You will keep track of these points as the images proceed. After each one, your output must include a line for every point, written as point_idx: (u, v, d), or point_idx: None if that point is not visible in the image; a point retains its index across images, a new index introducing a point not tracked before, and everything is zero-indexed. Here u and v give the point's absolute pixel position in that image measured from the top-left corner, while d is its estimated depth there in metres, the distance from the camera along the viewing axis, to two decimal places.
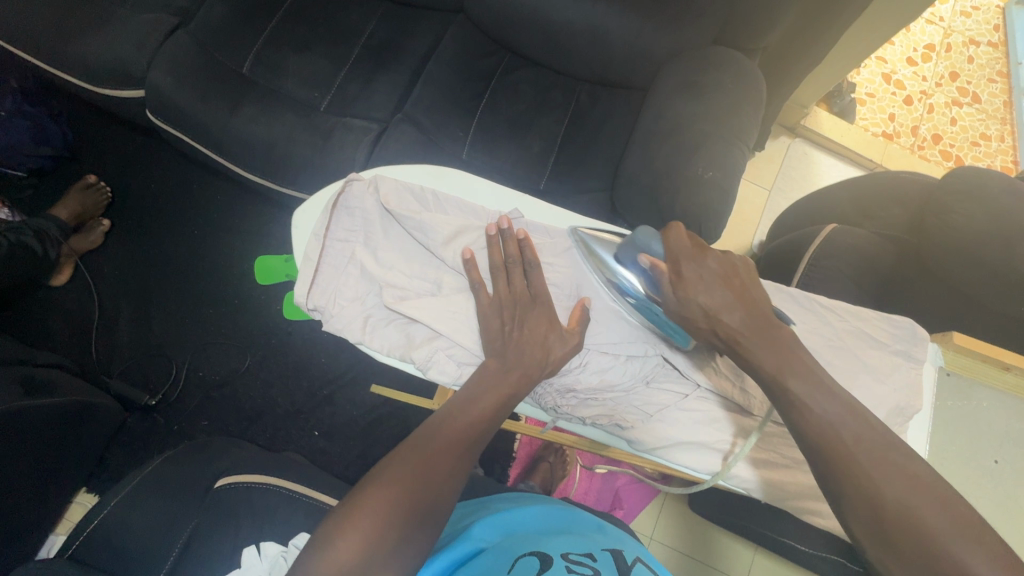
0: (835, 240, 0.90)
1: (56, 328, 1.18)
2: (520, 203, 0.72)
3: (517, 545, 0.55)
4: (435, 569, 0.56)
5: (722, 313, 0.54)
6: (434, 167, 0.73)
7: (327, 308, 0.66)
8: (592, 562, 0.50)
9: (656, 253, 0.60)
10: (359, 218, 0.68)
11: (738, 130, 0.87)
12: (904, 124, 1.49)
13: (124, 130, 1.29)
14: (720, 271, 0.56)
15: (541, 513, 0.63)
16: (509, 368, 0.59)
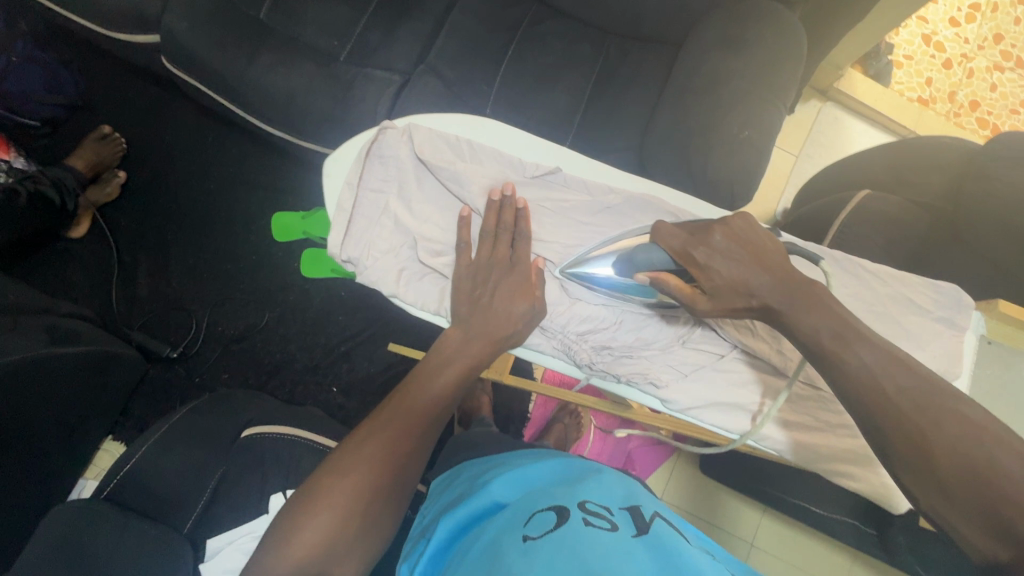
0: (869, 207, 0.87)
1: (76, 280, 1.18)
2: (558, 157, 0.69)
3: (533, 497, 0.55)
4: (455, 523, 0.56)
5: (753, 286, 0.52)
6: (470, 116, 0.70)
7: (361, 259, 0.66)
8: (609, 516, 0.51)
9: (660, 261, 0.57)
10: (393, 168, 0.67)
11: (777, 90, 0.83)
12: (941, 89, 1.43)
13: (136, 79, 1.26)
14: (736, 244, 0.53)
15: (558, 462, 0.63)
16: (472, 338, 0.61)
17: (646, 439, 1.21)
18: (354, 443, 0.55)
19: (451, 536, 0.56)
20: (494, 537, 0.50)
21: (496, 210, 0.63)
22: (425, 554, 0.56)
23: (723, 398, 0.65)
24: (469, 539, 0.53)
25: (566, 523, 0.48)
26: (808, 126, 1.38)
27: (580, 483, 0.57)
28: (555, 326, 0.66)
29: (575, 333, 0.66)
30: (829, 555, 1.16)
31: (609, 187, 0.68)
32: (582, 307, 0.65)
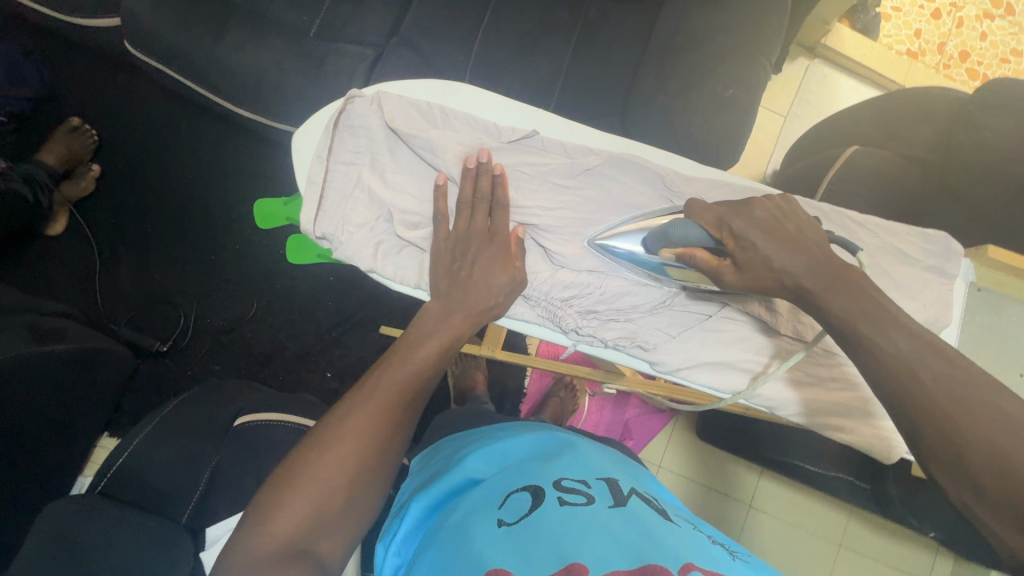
0: (858, 162, 0.86)
1: (58, 277, 1.16)
2: (534, 120, 0.68)
3: (509, 475, 0.57)
4: (430, 500, 0.58)
5: (788, 266, 0.50)
6: (441, 82, 0.68)
7: (335, 235, 0.64)
8: (586, 489, 0.53)
9: (696, 235, 0.55)
10: (363, 138, 0.65)
11: (762, 45, 0.81)
12: (930, 40, 1.40)
13: (102, 66, 1.21)
14: (772, 220, 0.53)
15: (534, 437, 0.64)
16: (451, 310, 0.61)
17: (645, 408, 1.21)
18: (329, 423, 0.54)
19: (428, 511, 0.58)
20: (469, 514, 0.52)
21: (473, 178, 0.61)
22: (399, 529, 0.58)
23: (710, 357, 0.65)
24: (444, 515, 0.55)
25: (542, 506, 0.50)
26: (796, 84, 1.36)
27: (557, 458, 0.58)
28: (539, 293, 0.65)
29: (560, 299, 0.65)
30: (826, 511, 1.18)
31: (588, 149, 0.66)
32: (563, 275, 0.65)
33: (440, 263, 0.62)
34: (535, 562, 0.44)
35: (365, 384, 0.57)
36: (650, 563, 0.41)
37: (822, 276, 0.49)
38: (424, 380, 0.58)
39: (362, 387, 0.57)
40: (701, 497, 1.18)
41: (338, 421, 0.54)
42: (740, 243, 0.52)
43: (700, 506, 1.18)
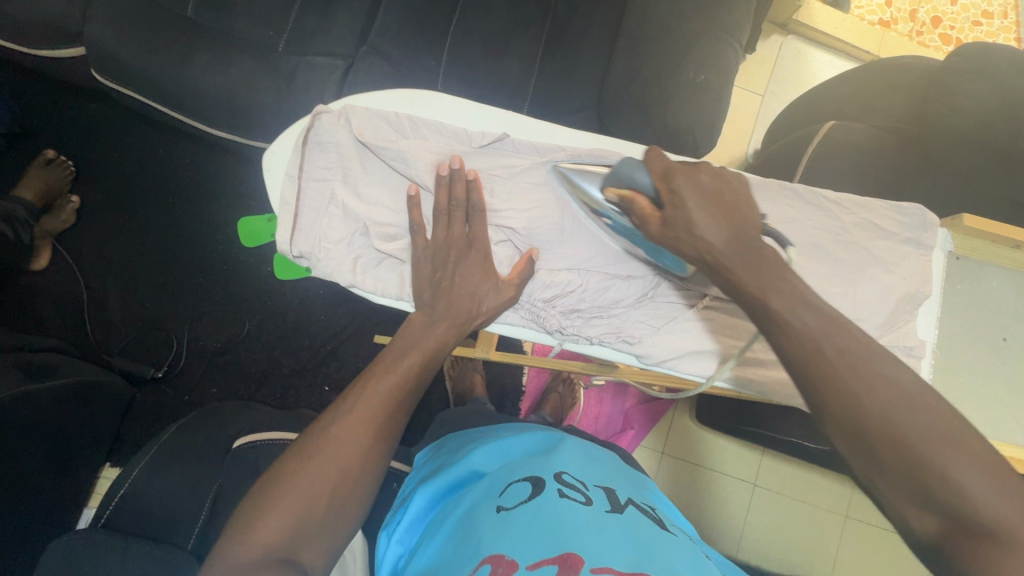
0: (835, 137, 0.86)
1: (46, 312, 1.15)
2: (503, 122, 0.68)
3: (510, 468, 0.58)
4: (432, 491, 0.60)
5: (709, 233, 0.50)
6: (408, 91, 0.68)
7: (314, 252, 0.64)
8: (584, 490, 0.54)
9: (640, 183, 0.55)
10: (333, 153, 0.64)
11: (731, 27, 0.81)
12: (902, 8, 1.40)
13: (74, 97, 1.20)
14: (716, 193, 0.52)
15: (536, 434, 0.66)
16: (436, 321, 0.61)
17: (642, 396, 1.23)
18: (316, 437, 0.54)
19: (429, 502, 0.59)
20: (471, 504, 0.53)
21: (447, 185, 0.60)
22: (401, 518, 0.60)
23: (697, 344, 0.65)
24: (446, 505, 0.57)
25: (541, 497, 0.51)
26: (772, 62, 1.36)
27: (557, 454, 0.59)
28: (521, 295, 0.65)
29: (541, 301, 0.65)
30: (830, 484, 1.19)
31: (559, 147, 0.66)
32: (544, 274, 0.65)
33: (421, 271, 0.61)
34: (529, 549, 0.45)
35: (350, 397, 0.57)
36: (647, 573, 0.42)
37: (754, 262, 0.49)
38: (412, 390, 0.58)
39: (349, 398, 0.56)
40: (704, 480, 1.19)
41: (328, 436, 0.54)
42: (673, 198, 0.51)
43: (704, 488, 1.19)
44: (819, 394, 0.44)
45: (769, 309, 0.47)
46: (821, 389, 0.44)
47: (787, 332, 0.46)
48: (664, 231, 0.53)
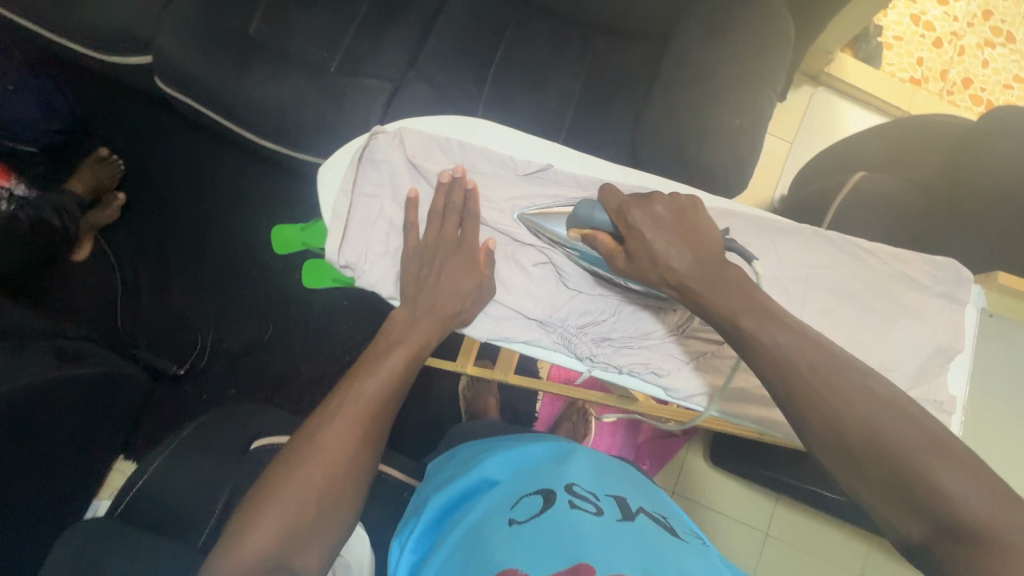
0: (864, 188, 0.87)
1: (82, 303, 1.19)
2: (550, 153, 0.70)
3: (521, 480, 0.58)
4: (444, 502, 0.60)
5: (671, 259, 0.53)
6: (457, 116, 0.71)
7: (360, 263, 0.66)
8: (595, 499, 0.54)
9: (600, 222, 0.59)
10: (385, 171, 0.67)
11: (766, 76, 0.84)
12: (933, 68, 1.43)
13: (131, 101, 1.27)
14: (670, 217, 0.55)
15: (546, 445, 0.66)
16: (419, 318, 0.63)
17: (655, 432, 1.22)
18: (336, 437, 0.57)
19: (440, 514, 0.60)
20: (482, 520, 0.53)
21: (447, 192, 0.64)
22: (414, 527, 0.60)
23: (727, 383, 0.65)
24: (458, 516, 0.57)
25: (552, 509, 0.51)
26: (802, 111, 1.38)
27: (567, 465, 0.59)
28: (555, 320, 0.66)
29: (576, 327, 0.66)
30: (848, 541, 1.15)
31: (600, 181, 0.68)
32: (578, 301, 0.66)
33: (458, 290, 0.63)
34: (544, 563, 0.45)
35: (361, 398, 0.59)
36: None
37: (741, 293, 0.51)
38: None
39: (371, 398, 0.59)
40: (716, 525, 1.17)
41: (341, 433, 0.58)
42: (632, 232, 0.55)
43: (715, 532, 1.17)
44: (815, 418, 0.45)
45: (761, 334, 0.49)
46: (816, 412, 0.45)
47: (781, 356, 0.48)
48: (630, 263, 0.57)
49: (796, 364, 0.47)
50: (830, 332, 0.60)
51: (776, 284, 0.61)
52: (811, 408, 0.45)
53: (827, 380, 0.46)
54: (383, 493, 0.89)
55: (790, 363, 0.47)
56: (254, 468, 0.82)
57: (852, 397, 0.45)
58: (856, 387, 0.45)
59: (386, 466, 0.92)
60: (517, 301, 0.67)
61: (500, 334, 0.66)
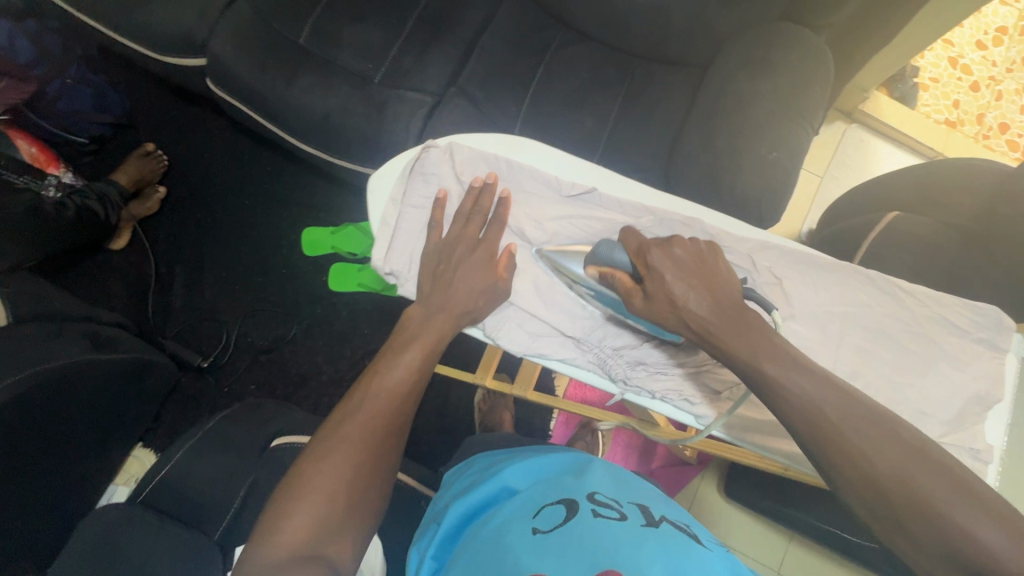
0: (897, 228, 0.87)
1: (116, 290, 1.23)
2: (596, 178, 0.70)
3: (544, 486, 0.59)
4: (469, 505, 0.61)
5: (690, 303, 0.54)
6: (508, 136, 0.72)
7: (405, 272, 0.68)
8: (618, 506, 0.55)
9: (620, 260, 0.60)
10: (434, 184, 0.69)
11: (805, 111, 0.84)
12: (969, 111, 1.42)
13: (179, 99, 1.32)
14: (690, 263, 0.56)
15: (566, 454, 0.67)
16: (431, 314, 0.64)
17: (670, 459, 1.20)
18: (364, 432, 0.57)
19: (462, 518, 0.60)
20: (506, 523, 0.54)
21: (477, 195, 0.67)
22: (435, 534, 0.61)
23: (756, 417, 0.65)
24: (480, 523, 0.58)
25: (577, 517, 0.52)
26: (834, 146, 1.38)
27: (588, 474, 0.60)
28: (592, 340, 0.66)
29: (610, 349, 0.66)
30: None
31: (645, 207, 0.67)
32: (612, 324, 0.66)
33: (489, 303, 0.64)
34: (572, 568, 0.45)
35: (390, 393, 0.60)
36: None
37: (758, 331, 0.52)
38: None
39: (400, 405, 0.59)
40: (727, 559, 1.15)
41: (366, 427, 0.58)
42: (650, 273, 0.56)
43: None
44: (845, 462, 0.47)
45: (771, 367, 0.51)
46: (850, 460, 0.47)
47: (811, 405, 0.49)
48: (647, 304, 0.57)
49: (824, 411, 0.48)
50: (866, 371, 0.59)
51: (814, 317, 0.60)
52: (840, 451, 0.47)
53: (855, 426, 0.47)
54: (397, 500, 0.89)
55: (819, 409, 0.48)
56: (273, 466, 0.83)
57: (883, 444, 0.46)
58: (883, 431, 0.47)
59: (402, 473, 0.92)
60: (554, 319, 0.66)
61: (535, 350, 0.66)
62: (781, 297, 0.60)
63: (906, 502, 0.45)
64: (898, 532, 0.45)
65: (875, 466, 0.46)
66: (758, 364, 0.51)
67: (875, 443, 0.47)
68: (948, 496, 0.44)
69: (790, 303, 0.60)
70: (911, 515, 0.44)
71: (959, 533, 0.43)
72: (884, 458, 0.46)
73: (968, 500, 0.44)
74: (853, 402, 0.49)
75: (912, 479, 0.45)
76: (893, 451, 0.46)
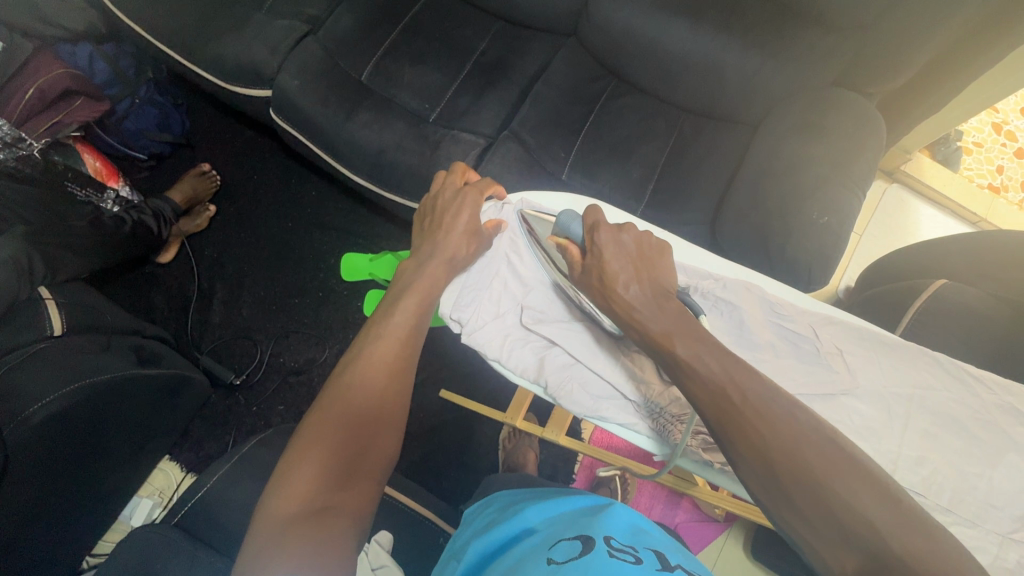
0: (946, 297, 0.83)
1: (158, 303, 1.26)
2: (672, 242, 0.68)
3: (559, 527, 0.56)
4: (488, 546, 0.59)
5: (618, 287, 0.58)
6: (578, 196, 0.72)
7: (469, 321, 0.66)
8: (635, 550, 0.51)
9: (575, 233, 0.63)
10: (505, 241, 0.70)
11: (858, 177, 0.84)
12: (1014, 177, 1.41)
13: (235, 123, 1.38)
14: (633, 249, 0.60)
15: (583, 497, 0.63)
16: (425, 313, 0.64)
17: (695, 514, 1.17)
18: (350, 427, 0.56)
19: (480, 559, 0.59)
20: (520, 561, 0.52)
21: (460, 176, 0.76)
22: (455, 571, 0.60)
23: None
24: (495, 563, 0.56)
25: (591, 555, 0.48)
26: (874, 206, 1.38)
27: (605, 514, 0.57)
28: (651, 404, 0.62)
29: (673, 414, 0.61)
30: None
31: (707, 272, 0.65)
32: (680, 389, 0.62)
33: (529, 353, 0.65)
34: None
35: (392, 342, 0.62)
36: None
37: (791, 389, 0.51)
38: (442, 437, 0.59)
39: None
40: None
41: (373, 368, 0.60)
42: (594, 250, 0.60)
43: None
44: (738, 436, 0.46)
45: (698, 355, 0.51)
46: (744, 434, 0.46)
47: (713, 382, 0.49)
48: (583, 275, 0.62)
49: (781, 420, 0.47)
50: (935, 457, 0.56)
51: (878, 397, 0.59)
52: (736, 426, 0.47)
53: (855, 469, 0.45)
54: (421, 537, 0.87)
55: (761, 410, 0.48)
56: None
57: (782, 425, 0.46)
58: (778, 410, 0.47)
59: (427, 509, 0.91)
60: (614, 377, 0.63)
61: (595, 411, 0.63)
62: (843, 368, 0.60)
63: (797, 476, 0.43)
64: (792, 516, 0.43)
65: (768, 442, 0.45)
66: (670, 344, 0.52)
67: (768, 418, 0.46)
68: (832, 469, 0.43)
69: (853, 377, 0.59)
70: (795, 487, 0.43)
71: (848, 507, 0.41)
72: (776, 432, 0.45)
73: (858, 477, 0.43)
74: (773, 392, 0.49)
75: (802, 455, 0.44)
76: (785, 425, 0.46)
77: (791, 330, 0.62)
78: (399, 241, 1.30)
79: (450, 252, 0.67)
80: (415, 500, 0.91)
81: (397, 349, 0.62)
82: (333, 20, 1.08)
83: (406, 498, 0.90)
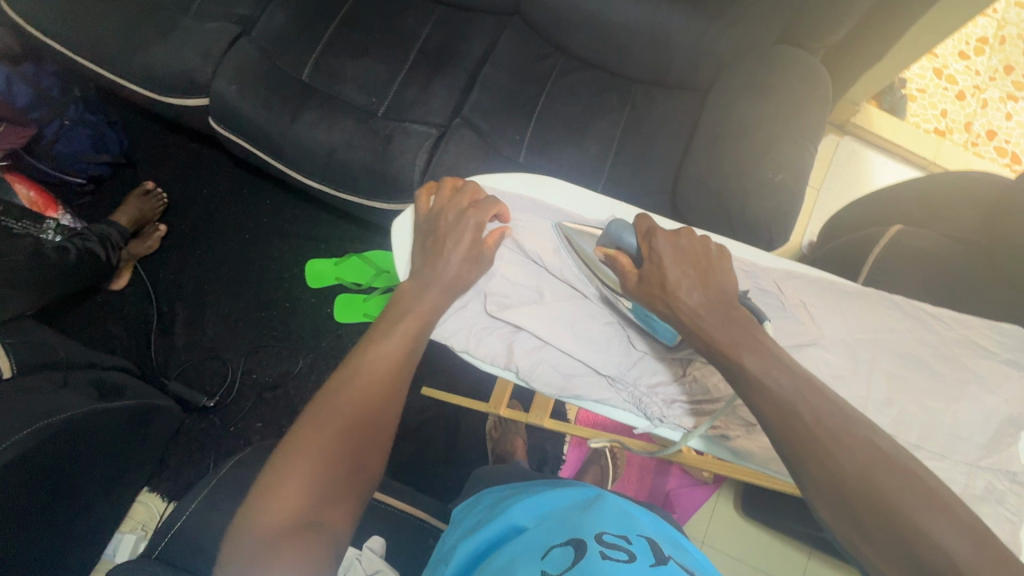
0: (900, 241, 0.83)
1: (116, 332, 1.21)
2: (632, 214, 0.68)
3: (552, 526, 0.55)
4: (476, 545, 0.58)
5: (682, 291, 0.54)
6: (530, 176, 0.72)
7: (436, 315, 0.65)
8: (626, 545, 0.50)
9: (627, 243, 0.60)
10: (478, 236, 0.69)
11: (807, 131, 0.85)
12: (957, 119, 1.45)
13: (178, 137, 1.33)
14: (693, 252, 0.57)
15: (574, 490, 0.62)
16: (391, 312, 0.62)
17: (685, 479, 1.18)
18: (319, 450, 0.54)
19: (470, 560, 0.58)
20: (511, 563, 0.52)
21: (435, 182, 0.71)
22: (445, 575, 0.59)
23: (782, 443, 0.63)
24: (485, 563, 0.55)
25: (583, 559, 0.47)
26: (828, 160, 1.41)
27: (596, 508, 0.56)
28: (626, 377, 0.62)
29: (646, 385, 0.62)
30: None
31: None
32: (650, 359, 0.63)
33: (496, 342, 0.64)
34: None
35: (365, 350, 0.60)
36: None
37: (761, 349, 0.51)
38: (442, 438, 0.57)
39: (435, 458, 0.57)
40: None
41: (344, 381, 0.58)
42: (652, 257, 0.57)
43: None
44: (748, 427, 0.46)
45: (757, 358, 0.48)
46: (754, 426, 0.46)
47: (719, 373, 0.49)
48: (640, 284, 0.57)
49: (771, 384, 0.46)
50: (901, 397, 0.58)
51: (843, 344, 0.60)
52: None
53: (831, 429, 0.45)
54: (414, 537, 0.87)
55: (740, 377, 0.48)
56: None
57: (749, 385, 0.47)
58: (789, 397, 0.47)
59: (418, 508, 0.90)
60: (586, 354, 0.63)
61: (569, 391, 0.63)
62: (809, 319, 0.61)
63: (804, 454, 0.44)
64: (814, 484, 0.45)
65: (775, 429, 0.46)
66: None
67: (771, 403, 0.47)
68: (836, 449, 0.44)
69: (819, 326, 0.60)
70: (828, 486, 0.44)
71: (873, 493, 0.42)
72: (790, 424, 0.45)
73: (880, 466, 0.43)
74: (743, 354, 0.49)
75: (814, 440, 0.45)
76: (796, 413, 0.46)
77: (755, 285, 0.63)
78: (363, 242, 1.27)
79: (444, 258, 0.63)
80: (405, 502, 0.90)
81: (378, 358, 0.59)
82: (266, 19, 1.04)
83: (396, 500, 0.89)
